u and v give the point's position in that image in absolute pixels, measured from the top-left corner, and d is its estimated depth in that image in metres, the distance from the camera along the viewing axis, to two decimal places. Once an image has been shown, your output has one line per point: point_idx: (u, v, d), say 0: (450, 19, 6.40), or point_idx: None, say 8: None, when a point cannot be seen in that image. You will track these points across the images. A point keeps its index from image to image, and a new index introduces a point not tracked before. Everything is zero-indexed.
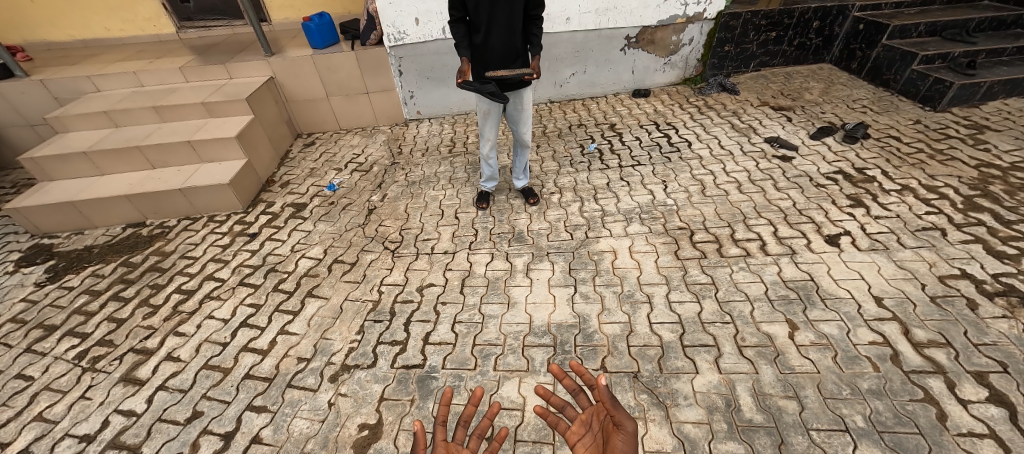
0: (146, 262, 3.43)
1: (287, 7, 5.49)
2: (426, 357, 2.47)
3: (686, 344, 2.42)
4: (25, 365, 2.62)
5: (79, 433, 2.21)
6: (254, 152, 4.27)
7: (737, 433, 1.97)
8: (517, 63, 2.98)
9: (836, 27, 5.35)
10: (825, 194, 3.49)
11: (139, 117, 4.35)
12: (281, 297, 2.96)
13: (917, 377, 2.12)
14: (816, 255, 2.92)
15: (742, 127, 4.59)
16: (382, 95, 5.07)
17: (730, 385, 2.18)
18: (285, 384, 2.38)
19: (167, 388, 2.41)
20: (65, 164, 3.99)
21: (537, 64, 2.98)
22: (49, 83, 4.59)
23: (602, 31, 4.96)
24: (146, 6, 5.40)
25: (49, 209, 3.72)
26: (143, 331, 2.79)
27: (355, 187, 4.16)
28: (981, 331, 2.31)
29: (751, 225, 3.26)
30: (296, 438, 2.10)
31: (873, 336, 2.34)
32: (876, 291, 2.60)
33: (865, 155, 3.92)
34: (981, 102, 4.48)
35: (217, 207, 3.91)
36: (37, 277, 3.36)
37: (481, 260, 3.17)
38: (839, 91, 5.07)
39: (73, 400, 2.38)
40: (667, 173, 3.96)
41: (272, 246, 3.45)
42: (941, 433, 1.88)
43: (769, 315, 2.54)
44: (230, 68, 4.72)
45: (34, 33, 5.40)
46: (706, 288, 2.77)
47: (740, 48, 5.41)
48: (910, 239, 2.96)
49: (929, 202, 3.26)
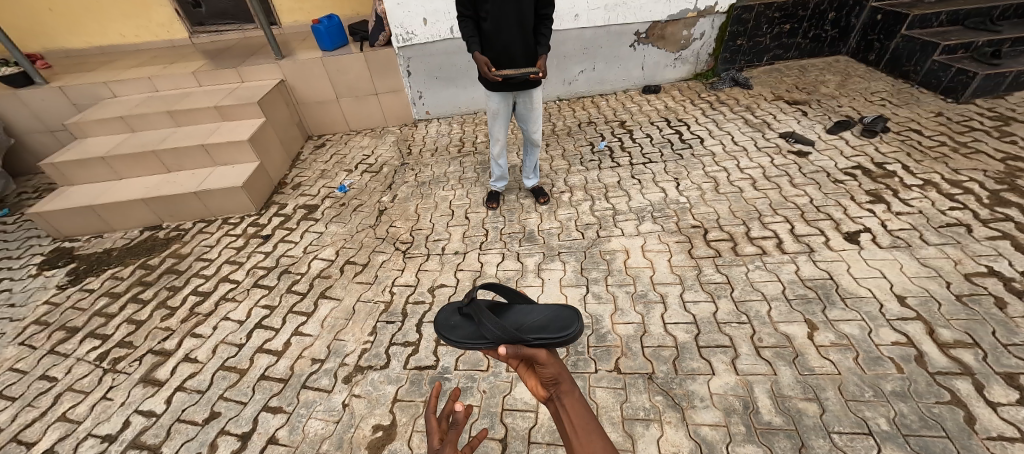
0: (163, 264, 3.49)
1: (297, 10, 5.54)
2: (438, 358, 2.48)
3: (702, 344, 2.38)
4: (49, 367, 2.69)
5: (101, 433, 2.26)
6: (266, 154, 4.31)
7: (756, 436, 1.93)
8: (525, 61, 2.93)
9: (852, 18, 5.24)
10: (843, 190, 3.41)
11: (155, 123, 4.43)
12: (295, 298, 3.00)
13: (943, 378, 2.05)
14: (835, 253, 2.85)
15: (756, 122, 4.51)
16: (392, 95, 5.09)
17: (748, 387, 2.14)
18: (300, 385, 2.40)
19: (185, 389, 2.45)
20: (83, 168, 4.07)
21: (544, 62, 2.92)
22: (67, 90, 4.69)
23: (611, 27, 4.90)
24: (160, 12, 5.50)
25: (69, 214, 3.81)
26: (161, 333, 2.84)
27: (366, 187, 4.19)
28: (1011, 331, 2.23)
29: (767, 222, 3.19)
30: (311, 439, 2.12)
31: (896, 337, 2.28)
32: (898, 289, 2.53)
33: (884, 149, 3.82)
34: (1007, 92, 4.32)
35: (231, 209, 3.97)
36: (59, 280, 3.44)
37: (493, 260, 3.16)
38: (856, 83, 4.94)
39: (95, 401, 2.43)
40: (679, 171, 3.91)
41: (285, 248, 3.49)
42: (970, 437, 1.82)
43: (788, 315, 2.48)
44: (241, 71, 4.78)
45: (53, 41, 5.53)
46: (722, 287, 2.72)
47: (753, 42, 5.32)
48: (934, 235, 2.87)
49: (954, 197, 3.16)
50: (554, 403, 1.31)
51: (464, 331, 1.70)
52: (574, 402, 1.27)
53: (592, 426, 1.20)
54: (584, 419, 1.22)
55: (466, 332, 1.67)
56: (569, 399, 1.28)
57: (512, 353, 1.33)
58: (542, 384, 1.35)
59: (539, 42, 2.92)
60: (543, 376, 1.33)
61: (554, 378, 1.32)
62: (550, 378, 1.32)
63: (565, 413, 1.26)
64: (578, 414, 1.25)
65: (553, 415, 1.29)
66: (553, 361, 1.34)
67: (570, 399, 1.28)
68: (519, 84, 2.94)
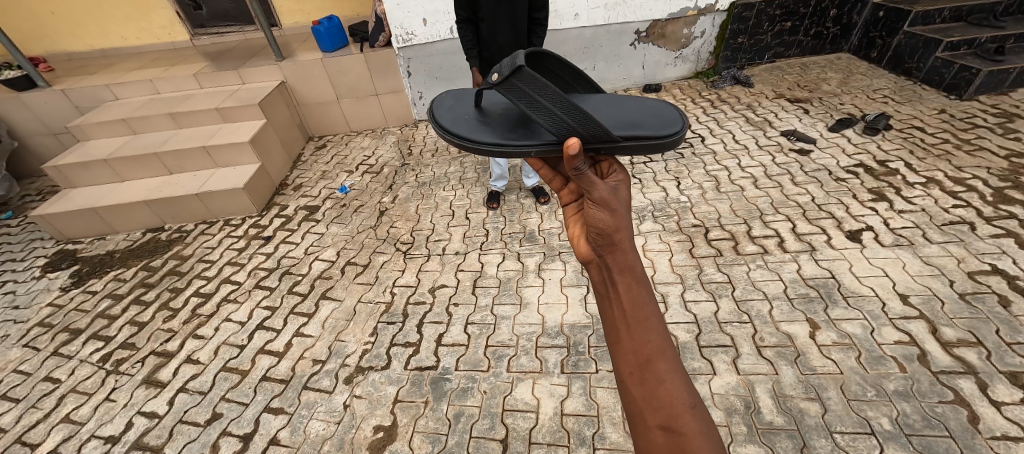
0: (165, 265, 3.50)
1: (298, 11, 5.55)
2: (439, 359, 2.48)
3: (703, 344, 2.37)
4: (52, 368, 2.70)
5: (104, 434, 2.28)
6: (267, 156, 4.32)
7: (757, 436, 1.93)
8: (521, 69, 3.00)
9: (854, 15, 5.21)
10: (845, 188, 3.39)
11: (157, 125, 4.45)
12: (297, 299, 3.00)
13: (946, 378, 2.04)
14: (837, 251, 2.83)
15: (757, 120, 4.49)
16: (392, 96, 5.10)
17: (750, 387, 2.13)
18: (301, 386, 2.41)
19: (187, 390, 2.46)
20: (85, 170, 4.09)
21: None
22: (69, 93, 4.71)
23: (611, 26, 4.89)
24: (161, 14, 5.52)
25: (72, 216, 3.84)
26: (164, 334, 2.85)
27: (367, 188, 4.20)
28: (1015, 330, 2.21)
29: (768, 221, 3.18)
30: (313, 439, 2.13)
31: (898, 336, 2.26)
32: (901, 288, 2.51)
33: (887, 146, 3.80)
34: (1010, 89, 4.29)
35: (232, 210, 3.98)
36: (63, 282, 3.46)
37: (493, 261, 3.16)
38: (858, 80, 4.92)
39: (98, 402, 2.45)
40: (679, 170, 3.90)
41: (286, 249, 3.50)
42: (973, 436, 1.82)
43: (789, 314, 2.47)
44: (242, 73, 4.79)
45: (55, 44, 5.56)
46: (723, 287, 2.71)
47: (754, 40, 5.29)
48: (937, 234, 2.85)
49: (957, 195, 3.13)
50: (602, 269, 1.09)
51: (506, 131, 1.52)
52: (630, 281, 1.04)
53: (652, 323, 0.99)
54: (639, 306, 1.01)
55: (518, 131, 1.51)
56: (625, 275, 1.05)
57: (574, 175, 1.09)
58: (591, 238, 1.12)
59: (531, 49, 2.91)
60: (596, 229, 1.09)
61: (612, 236, 1.07)
62: (605, 237, 1.08)
63: (615, 286, 1.05)
64: (632, 300, 1.03)
65: (597, 284, 1.08)
66: (613, 208, 1.08)
67: (624, 271, 1.05)
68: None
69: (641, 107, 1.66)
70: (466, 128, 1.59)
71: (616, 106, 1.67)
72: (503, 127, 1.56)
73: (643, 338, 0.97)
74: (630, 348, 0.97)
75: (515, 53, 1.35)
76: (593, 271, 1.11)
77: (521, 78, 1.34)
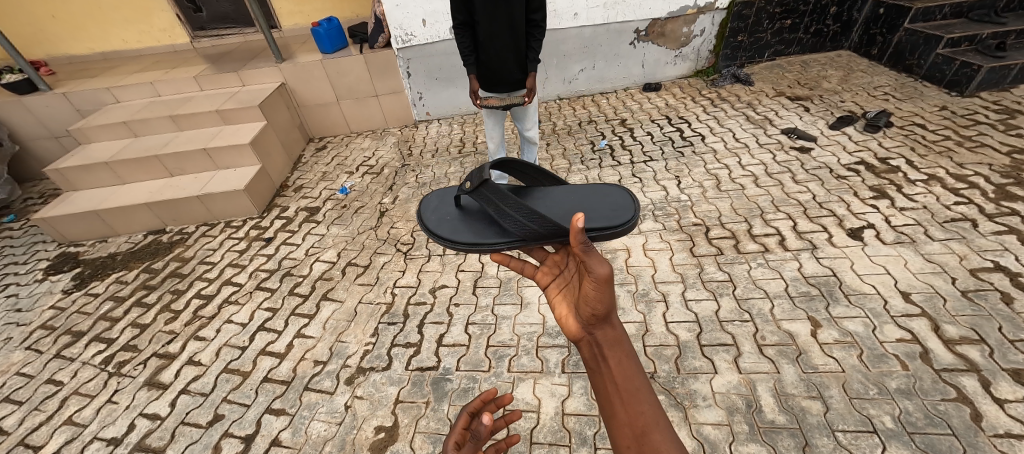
0: (167, 268, 3.51)
1: (297, 13, 5.56)
2: (440, 359, 2.48)
3: (704, 343, 2.37)
4: (55, 371, 2.71)
5: (106, 436, 2.28)
6: (267, 157, 4.34)
7: (759, 435, 1.93)
8: (519, 71, 2.97)
9: (854, 12, 5.20)
10: (846, 185, 3.38)
11: (158, 127, 4.46)
12: (297, 300, 3.01)
13: (949, 376, 2.03)
14: (838, 249, 2.83)
15: (757, 118, 4.48)
16: (392, 97, 5.10)
17: (751, 386, 2.13)
18: (302, 387, 2.41)
19: (189, 391, 2.47)
20: (87, 173, 4.11)
21: (531, 80, 2.99)
22: (71, 96, 4.74)
23: (611, 25, 4.88)
24: (161, 17, 5.53)
25: (74, 219, 3.85)
26: (165, 336, 2.86)
27: (367, 189, 4.20)
28: (1017, 327, 2.21)
29: (769, 219, 3.17)
30: (314, 440, 2.13)
31: (901, 333, 2.25)
32: (903, 286, 2.50)
33: (888, 144, 3.79)
34: (1012, 85, 4.27)
35: (233, 212, 3.99)
36: (64, 284, 3.47)
37: (493, 261, 3.16)
38: (858, 78, 4.91)
39: (101, 404, 2.45)
40: (680, 169, 3.89)
41: (287, 250, 3.50)
42: (976, 434, 1.81)
43: (790, 312, 2.46)
44: (243, 75, 4.81)
45: (56, 48, 5.58)
46: (724, 286, 2.70)
47: (754, 38, 5.28)
48: (939, 231, 2.84)
49: (959, 192, 3.12)
50: (591, 346, 1.11)
51: (481, 232, 1.74)
52: (620, 356, 1.07)
53: (643, 393, 1.02)
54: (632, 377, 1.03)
55: (491, 231, 1.73)
56: (614, 348, 1.08)
57: (579, 249, 1.05)
58: (583, 317, 1.15)
59: (529, 51, 2.90)
60: (589, 309, 1.11)
61: (605, 315, 1.11)
62: (598, 315, 1.10)
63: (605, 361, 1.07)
64: (623, 374, 1.05)
65: (587, 360, 1.10)
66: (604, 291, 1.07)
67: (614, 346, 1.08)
68: (508, 106, 3.06)
69: (600, 199, 1.90)
70: (449, 228, 1.81)
71: (579, 201, 1.91)
72: (479, 226, 1.79)
73: (636, 408, 1.00)
74: (625, 420, 0.99)
75: (483, 167, 1.71)
76: (584, 348, 1.12)
77: (489, 188, 1.67)
